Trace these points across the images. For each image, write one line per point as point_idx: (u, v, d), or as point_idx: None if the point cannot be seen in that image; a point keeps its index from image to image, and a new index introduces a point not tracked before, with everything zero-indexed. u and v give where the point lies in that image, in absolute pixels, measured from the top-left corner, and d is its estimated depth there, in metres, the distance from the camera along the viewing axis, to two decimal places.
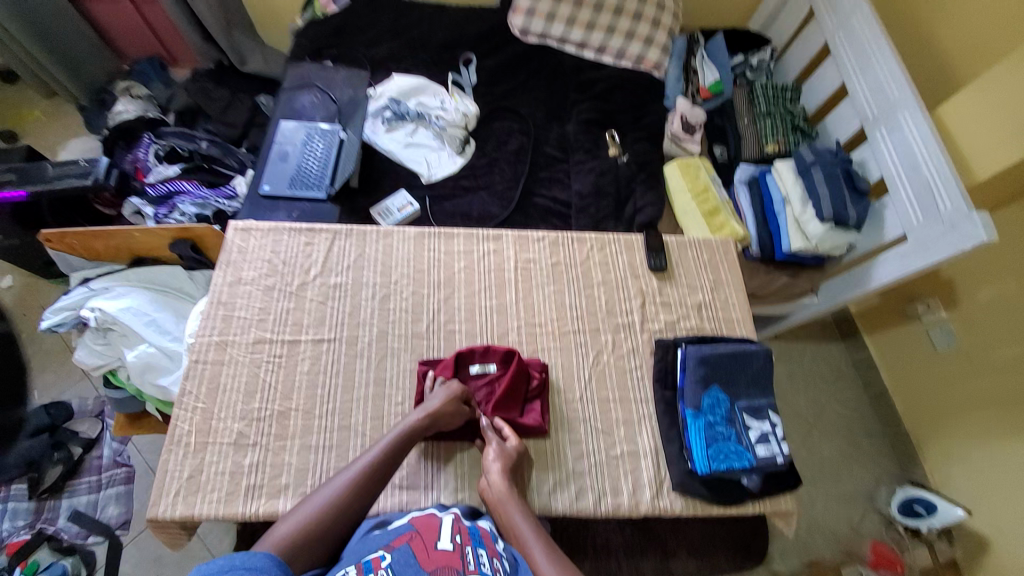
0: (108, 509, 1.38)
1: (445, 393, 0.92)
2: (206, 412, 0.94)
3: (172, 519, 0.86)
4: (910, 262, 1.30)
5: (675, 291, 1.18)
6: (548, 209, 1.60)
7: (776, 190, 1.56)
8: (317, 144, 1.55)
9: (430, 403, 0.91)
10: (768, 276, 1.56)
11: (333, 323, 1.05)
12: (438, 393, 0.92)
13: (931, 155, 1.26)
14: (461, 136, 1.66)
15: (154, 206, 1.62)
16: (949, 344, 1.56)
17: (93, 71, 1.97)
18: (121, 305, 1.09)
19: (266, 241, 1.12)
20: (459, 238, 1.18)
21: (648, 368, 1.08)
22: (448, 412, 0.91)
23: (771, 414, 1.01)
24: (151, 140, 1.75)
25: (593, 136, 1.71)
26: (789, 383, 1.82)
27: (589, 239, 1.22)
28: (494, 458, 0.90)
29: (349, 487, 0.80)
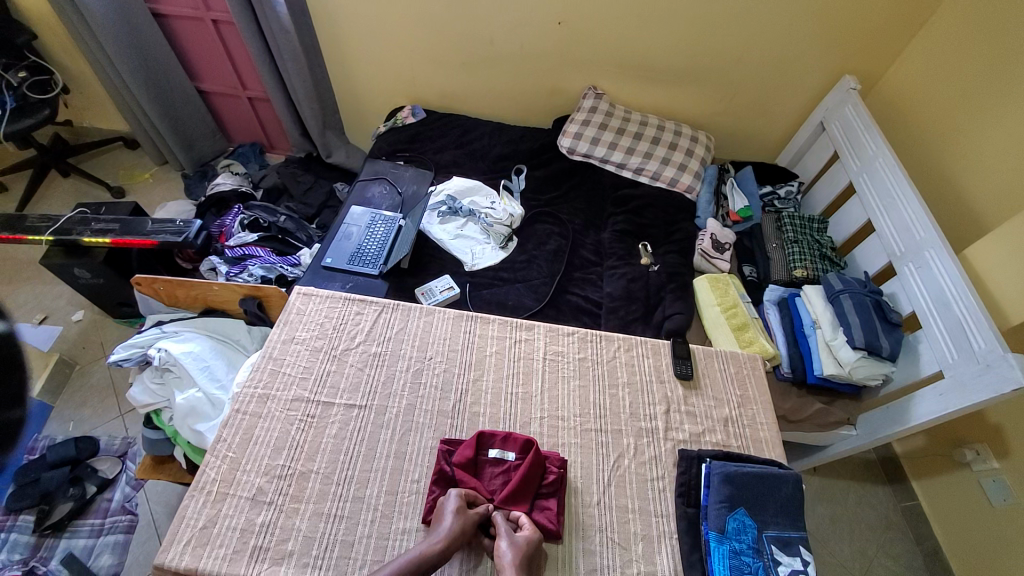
0: (102, 557, 1.38)
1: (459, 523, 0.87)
2: (234, 462, 0.97)
3: (176, 569, 0.85)
4: (950, 400, 1.25)
5: (700, 401, 1.18)
6: (579, 306, 1.69)
7: (807, 314, 1.59)
8: (379, 228, 1.77)
9: (440, 529, 0.86)
10: (801, 400, 1.53)
11: (366, 390, 1.10)
12: (448, 514, 0.88)
13: (961, 296, 1.28)
14: (505, 233, 1.82)
15: (228, 265, 1.80)
16: (1004, 498, 1.43)
17: (203, 148, 2.36)
18: (185, 348, 1.19)
19: (322, 306, 1.24)
20: (494, 324, 1.26)
21: (670, 479, 1.05)
22: (460, 536, 0.87)
23: (803, 550, 0.93)
24: (240, 210, 2.02)
25: (626, 245, 1.85)
26: (828, 525, 1.67)
27: (616, 340, 1.27)
28: (508, 552, 0.85)
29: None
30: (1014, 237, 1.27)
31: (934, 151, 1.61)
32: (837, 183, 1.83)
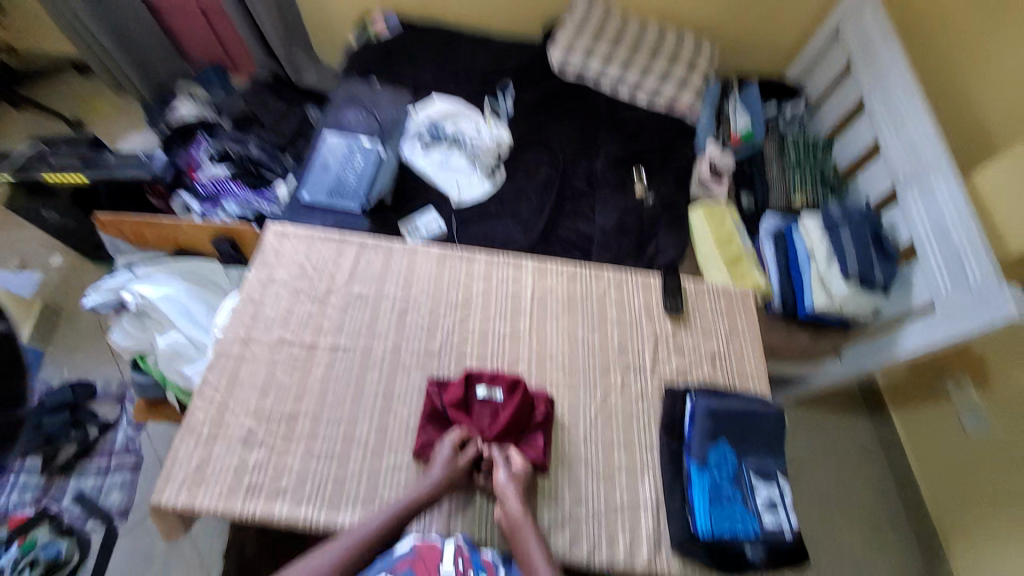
0: (112, 495, 1.42)
1: (445, 469, 0.91)
2: (222, 405, 0.97)
3: (174, 507, 0.88)
4: (937, 333, 1.27)
5: (689, 336, 1.18)
6: (570, 242, 1.63)
7: (802, 245, 1.54)
8: (358, 158, 1.61)
9: (435, 468, 0.91)
10: (789, 334, 1.50)
11: (351, 332, 1.08)
12: (440, 458, 0.92)
13: (962, 223, 1.24)
14: (492, 163, 1.73)
15: (200, 201, 1.72)
16: (978, 426, 1.49)
17: (159, 71, 2.11)
18: (160, 292, 1.15)
19: (300, 245, 1.17)
20: (480, 261, 1.21)
21: (656, 414, 1.07)
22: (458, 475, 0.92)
23: (780, 478, 0.97)
24: (207, 141, 1.85)
25: (621, 174, 1.75)
26: (804, 446, 1.77)
27: (606, 276, 1.23)
28: (507, 475, 0.92)
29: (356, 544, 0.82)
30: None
31: (947, 58, 1.47)
32: (849, 101, 1.70)
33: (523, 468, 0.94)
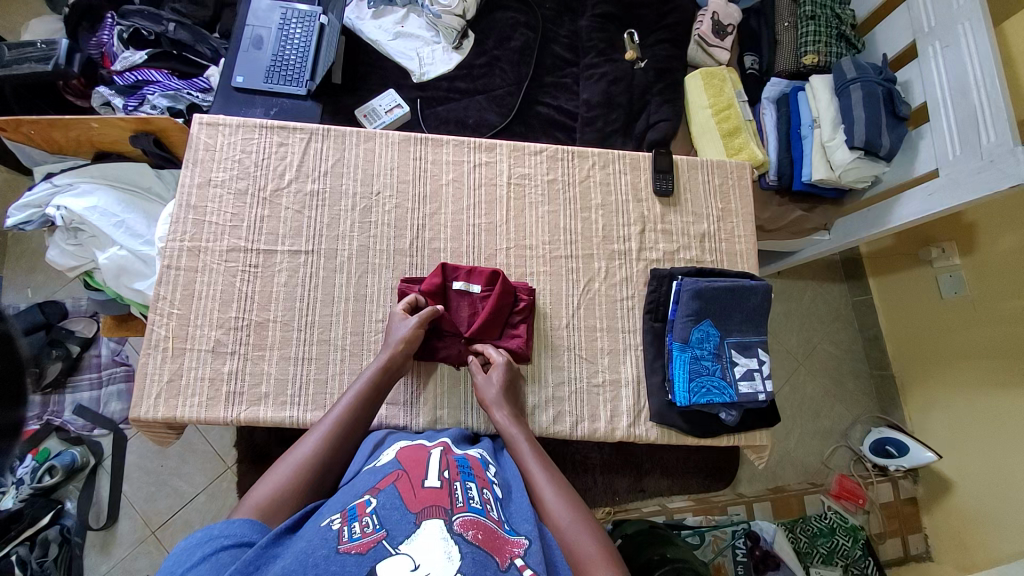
0: (111, 405, 1.42)
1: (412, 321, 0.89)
2: (182, 318, 0.92)
3: (156, 419, 0.88)
4: (938, 202, 1.18)
5: (678, 218, 1.10)
6: (551, 120, 1.46)
7: (806, 111, 1.41)
8: (296, 30, 1.34)
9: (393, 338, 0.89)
10: (781, 209, 1.45)
11: (311, 234, 0.99)
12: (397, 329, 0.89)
13: (985, 77, 1.09)
14: (458, 28, 1.45)
15: (122, 97, 1.41)
16: (957, 291, 1.52)
17: None
18: (87, 204, 1.03)
19: (235, 139, 1.02)
20: (448, 146, 1.07)
21: (640, 298, 1.04)
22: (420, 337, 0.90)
23: (760, 351, 0.98)
24: (115, 20, 1.50)
25: (608, 34, 1.52)
26: (783, 321, 1.83)
27: (590, 155, 1.11)
28: (498, 388, 0.88)
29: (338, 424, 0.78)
30: None
31: None
32: None
33: (509, 361, 0.92)
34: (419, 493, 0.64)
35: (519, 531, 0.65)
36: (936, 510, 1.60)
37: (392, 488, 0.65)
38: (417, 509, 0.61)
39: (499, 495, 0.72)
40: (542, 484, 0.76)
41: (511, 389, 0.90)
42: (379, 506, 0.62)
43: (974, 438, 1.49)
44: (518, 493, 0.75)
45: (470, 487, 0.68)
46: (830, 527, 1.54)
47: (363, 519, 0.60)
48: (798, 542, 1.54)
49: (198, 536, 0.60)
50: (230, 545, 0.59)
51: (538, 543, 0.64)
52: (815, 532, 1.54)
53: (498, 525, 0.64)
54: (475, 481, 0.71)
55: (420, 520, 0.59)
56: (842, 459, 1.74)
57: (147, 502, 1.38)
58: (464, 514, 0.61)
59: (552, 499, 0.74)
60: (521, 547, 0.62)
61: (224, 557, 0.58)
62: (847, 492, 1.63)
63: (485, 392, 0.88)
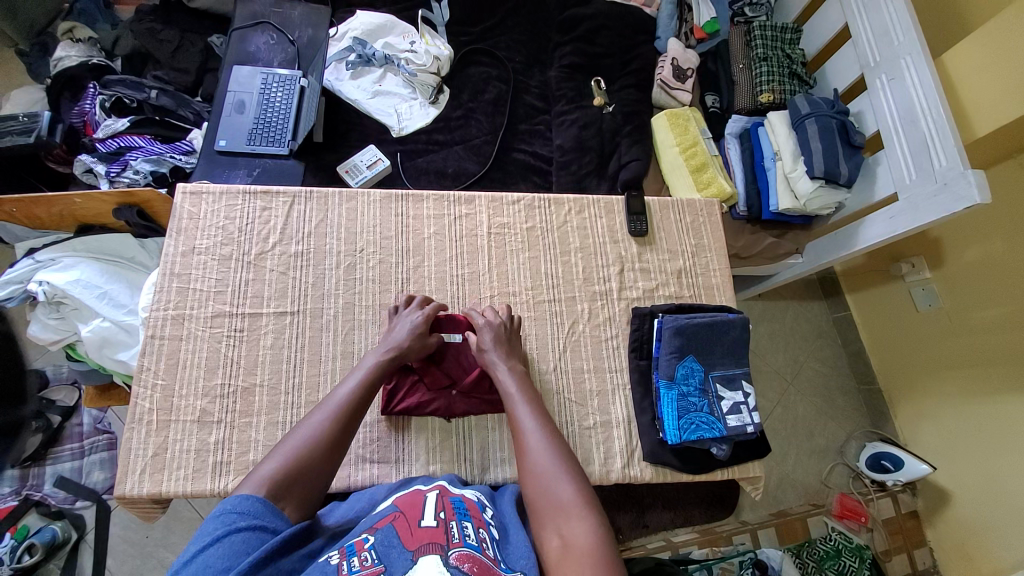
0: (94, 475, 1.37)
1: (410, 329, 0.91)
2: (166, 389, 0.91)
3: (141, 496, 0.85)
4: (899, 222, 1.25)
5: (655, 256, 1.14)
6: (528, 165, 1.52)
7: (768, 144, 1.49)
8: (276, 94, 1.39)
9: (396, 338, 0.89)
10: (754, 237, 1.51)
11: (296, 295, 1.00)
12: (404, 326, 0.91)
13: (930, 105, 1.18)
14: (434, 83, 1.53)
15: (105, 163, 1.43)
16: (931, 303, 1.58)
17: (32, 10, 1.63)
18: (70, 278, 1.03)
19: (220, 205, 1.04)
20: (428, 201, 1.11)
21: (624, 337, 1.07)
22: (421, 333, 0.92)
23: (744, 383, 1.00)
24: (97, 90, 1.53)
25: (576, 83, 1.60)
26: (768, 342, 1.87)
27: (566, 202, 1.16)
28: (492, 347, 0.90)
29: (348, 400, 0.78)
30: (993, 35, 1.18)
31: None
32: None
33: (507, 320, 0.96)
34: (416, 531, 0.63)
35: (516, 568, 0.64)
36: (939, 523, 1.60)
37: (388, 527, 0.64)
38: (414, 546, 0.60)
39: (496, 535, 0.70)
40: (539, 450, 0.75)
41: (507, 343, 0.92)
42: (377, 543, 0.62)
43: (966, 445, 1.51)
44: (515, 533, 0.72)
45: (466, 526, 0.67)
46: (835, 549, 1.54)
47: (362, 554, 0.60)
48: (807, 567, 1.52)
49: (224, 510, 0.62)
50: (244, 526, 0.60)
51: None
52: (822, 555, 1.53)
53: (494, 563, 0.63)
54: (472, 520, 0.70)
55: (416, 556, 0.59)
56: (840, 477, 1.75)
57: None
58: (460, 548, 0.61)
59: (536, 442, 0.76)
60: None
61: (238, 542, 0.59)
62: (849, 510, 1.62)
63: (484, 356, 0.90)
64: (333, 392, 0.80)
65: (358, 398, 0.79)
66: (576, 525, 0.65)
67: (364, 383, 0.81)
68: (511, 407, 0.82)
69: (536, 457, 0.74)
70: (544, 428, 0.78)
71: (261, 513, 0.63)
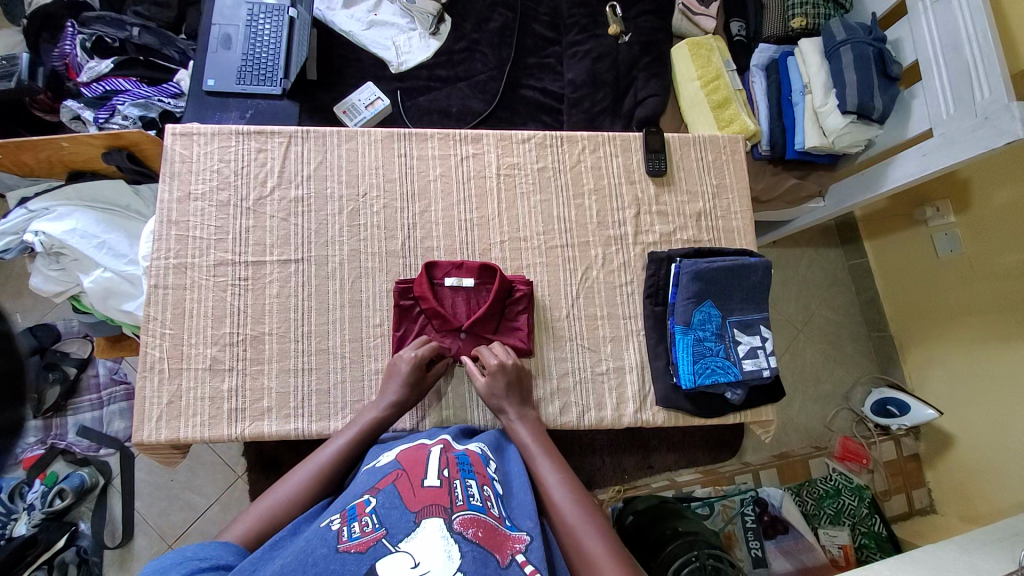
0: (115, 424, 1.41)
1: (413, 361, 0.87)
2: (176, 338, 0.90)
3: (160, 442, 0.87)
4: (931, 162, 1.16)
5: (673, 198, 1.08)
6: (536, 103, 1.42)
7: (796, 77, 1.38)
8: (264, 27, 1.28)
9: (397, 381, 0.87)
10: (776, 178, 1.43)
11: (299, 241, 0.96)
12: (400, 372, 0.87)
13: (974, 32, 1.06)
14: (434, 11, 1.39)
15: (92, 109, 1.34)
16: (953, 249, 1.52)
17: None
18: (66, 227, 0.99)
19: (212, 147, 0.98)
20: (433, 140, 1.04)
21: (639, 283, 1.03)
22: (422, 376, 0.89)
23: (762, 328, 0.97)
24: (76, 28, 1.41)
25: (589, 9, 1.47)
26: (781, 290, 1.83)
27: (580, 140, 1.08)
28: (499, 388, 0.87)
29: (330, 462, 0.77)
30: None
31: None
32: None
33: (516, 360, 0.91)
34: (419, 493, 0.64)
35: (521, 527, 0.65)
36: (939, 465, 1.63)
37: (391, 488, 0.65)
38: (417, 508, 0.61)
39: (500, 492, 0.71)
40: (563, 503, 0.72)
41: (514, 385, 0.89)
42: (379, 505, 0.62)
43: (977, 394, 1.50)
44: (519, 488, 0.74)
45: (470, 485, 0.68)
46: (836, 489, 1.59)
47: (363, 519, 0.60)
48: (806, 505, 1.58)
49: (185, 552, 0.59)
50: (207, 567, 0.58)
51: (540, 538, 0.65)
52: (821, 494, 1.58)
53: (499, 522, 0.64)
54: (476, 478, 0.70)
55: (420, 519, 0.59)
56: (844, 421, 1.77)
57: (160, 517, 1.37)
58: (464, 512, 0.61)
59: (561, 497, 0.73)
60: (522, 544, 0.62)
61: None
62: (850, 452, 1.66)
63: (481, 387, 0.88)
64: (318, 449, 0.79)
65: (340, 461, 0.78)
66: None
67: (348, 447, 0.80)
68: (530, 458, 0.80)
69: (563, 512, 0.71)
70: (566, 484, 0.75)
71: (224, 554, 0.61)
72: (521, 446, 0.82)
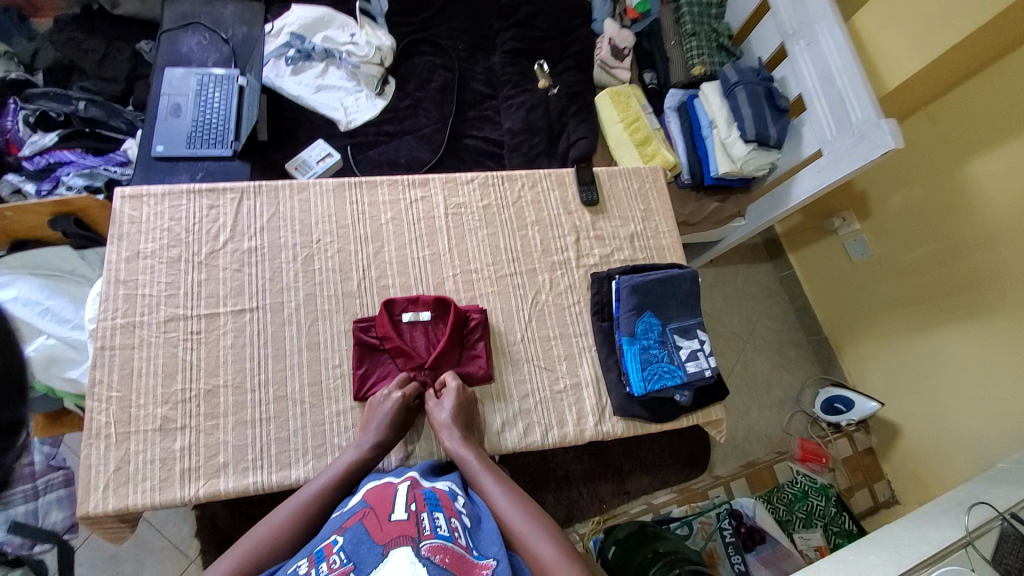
0: (52, 515, 1.23)
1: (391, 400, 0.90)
2: (123, 400, 0.88)
3: (105, 514, 0.82)
4: (825, 176, 1.36)
5: (608, 224, 1.19)
6: (480, 150, 1.55)
7: (703, 114, 1.57)
8: (214, 94, 1.35)
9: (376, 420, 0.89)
10: (700, 204, 1.60)
11: (253, 291, 0.98)
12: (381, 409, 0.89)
13: (845, 66, 1.29)
14: (378, 75, 1.54)
15: (34, 181, 1.34)
16: (864, 252, 1.72)
17: None
18: (7, 295, 1.00)
19: (163, 207, 1.01)
20: (383, 186, 1.11)
21: (586, 302, 1.11)
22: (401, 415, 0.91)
23: (699, 332, 1.06)
24: (17, 105, 1.42)
25: (520, 67, 1.64)
26: (723, 305, 1.98)
27: (519, 178, 1.19)
28: (449, 412, 0.91)
29: (308, 506, 0.79)
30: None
31: None
32: None
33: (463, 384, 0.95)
34: (385, 526, 0.64)
35: (488, 554, 0.67)
36: (893, 456, 1.74)
37: (358, 525, 0.65)
38: (384, 541, 0.61)
39: (468, 524, 0.73)
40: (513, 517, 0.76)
41: (466, 412, 0.93)
42: (346, 543, 0.62)
43: (906, 377, 1.66)
44: (488, 522, 0.75)
45: (438, 516, 0.68)
46: (803, 491, 1.64)
47: (330, 558, 0.61)
48: (778, 510, 1.64)
49: None
50: None
51: (505, 562, 0.67)
52: (790, 498, 1.64)
53: (466, 551, 0.65)
54: (443, 510, 0.71)
55: (387, 550, 0.60)
56: (800, 423, 1.87)
57: None
58: (432, 540, 0.62)
59: (511, 512, 0.77)
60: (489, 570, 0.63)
61: None
62: (810, 454, 1.75)
63: (436, 416, 0.91)
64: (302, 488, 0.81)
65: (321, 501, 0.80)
66: None
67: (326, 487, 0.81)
68: (474, 477, 0.84)
69: (514, 526, 0.75)
70: (513, 496, 0.80)
71: None
72: (464, 466, 0.86)
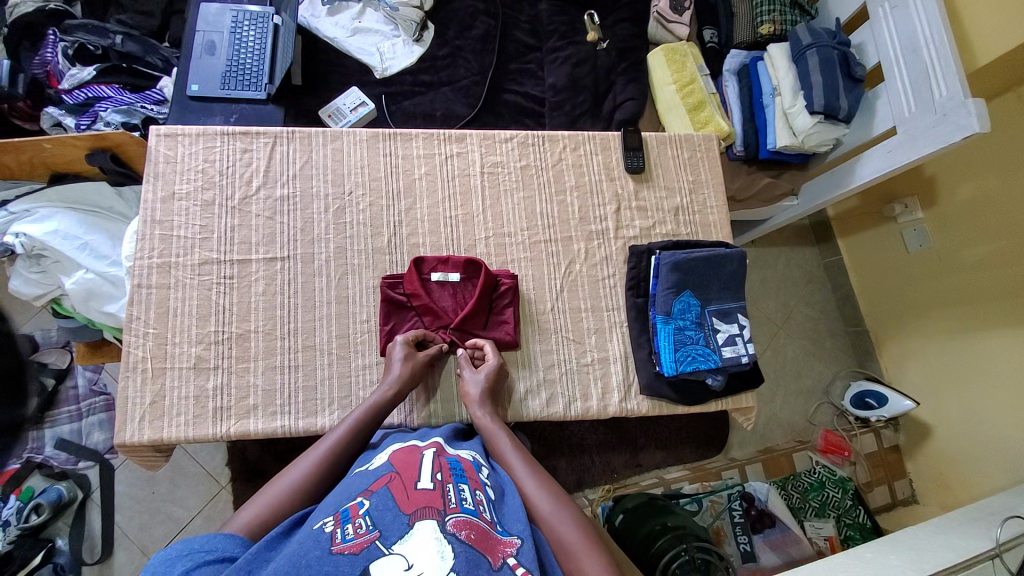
0: (94, 435, 1.38)
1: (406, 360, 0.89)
2: (159, 337, 0.90)
3: (142, 442, 0.86)
4: (896, 156, 1.22)
5: (652, 194, 1.12)
6: (519, 107, 1.46)
7: (766, 80, 1.44)
8: (249, 32, 1.29)
9: (391, 374, 0.88)
10: (750, 178, 1.49)
11: (285, 239, 0.97)
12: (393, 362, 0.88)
13: (929, 31, 1.12)
14: (416, 19, 1.43)
15: (73, 115, 1.33)
16: (922, 244, 1.58)
17: None
18: (47, 229, 1.00)
19: (197, 148, 0.99)
20: (418, 140, 1.06)
21: (621, 275, 1.06)
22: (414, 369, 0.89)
23: (740, 316, 1.01)
24: (57, 36, 1.40)
25: (569, 17, 1.52)
26: (761, 288, 1.89)
27: (561, 139, 1.12)
28: (481, 385, 0.90)
29: (328, 454, 0.78)
30: None
31: None
32: None
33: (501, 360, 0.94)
34: (412, 495, 0.64)
35: (512, 530, 0.66)
36: (918, 454, 1.68)
37: (384, 490, 0.65)
38: (410, 510, 0.61)
39: (492, 497, 0.72)
40: (535, 492, 0.75)
41: (496, 386, 0.91)
42: (372, 507, 0.63)
43: (948, 380, 1.56)
44: (511, 495, 0.74)
45: (463, 489, 0.68)
46: (819, 481, 1.62)
47: (357, 521, 0.61)
48: (792, 498, 1.61)
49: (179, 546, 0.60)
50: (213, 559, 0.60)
51: (530, 542, 0.65)
52: (806, 487, 1.61)
53: (491, 526, 0.65)
54: (469, 483, 0.71)
55: (413, 521, 0.60)
56: (826, 415, 1.81)
57: (142, 530, 1.33)
58: (458, 514, 0.62)
59: (532, 488, 0.76)
60: (513, 547, 0.62)
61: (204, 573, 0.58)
62: (833, 446, 1.70)
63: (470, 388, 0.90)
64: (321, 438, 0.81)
65: (342, 449, 0.80)
66: (588, 563, 0.66)
67: (344, 437, 0.81)
68: (497, 449, 0.83)
69: (536, 503, 0.74)
70: (535, 472, 0.79)
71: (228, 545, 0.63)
72: (488, 437, 0.85)
